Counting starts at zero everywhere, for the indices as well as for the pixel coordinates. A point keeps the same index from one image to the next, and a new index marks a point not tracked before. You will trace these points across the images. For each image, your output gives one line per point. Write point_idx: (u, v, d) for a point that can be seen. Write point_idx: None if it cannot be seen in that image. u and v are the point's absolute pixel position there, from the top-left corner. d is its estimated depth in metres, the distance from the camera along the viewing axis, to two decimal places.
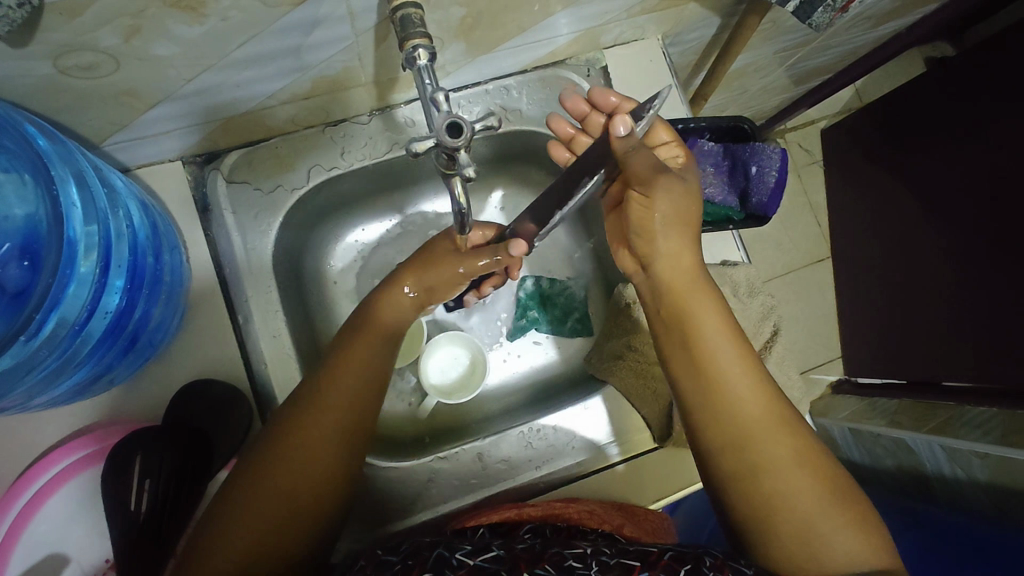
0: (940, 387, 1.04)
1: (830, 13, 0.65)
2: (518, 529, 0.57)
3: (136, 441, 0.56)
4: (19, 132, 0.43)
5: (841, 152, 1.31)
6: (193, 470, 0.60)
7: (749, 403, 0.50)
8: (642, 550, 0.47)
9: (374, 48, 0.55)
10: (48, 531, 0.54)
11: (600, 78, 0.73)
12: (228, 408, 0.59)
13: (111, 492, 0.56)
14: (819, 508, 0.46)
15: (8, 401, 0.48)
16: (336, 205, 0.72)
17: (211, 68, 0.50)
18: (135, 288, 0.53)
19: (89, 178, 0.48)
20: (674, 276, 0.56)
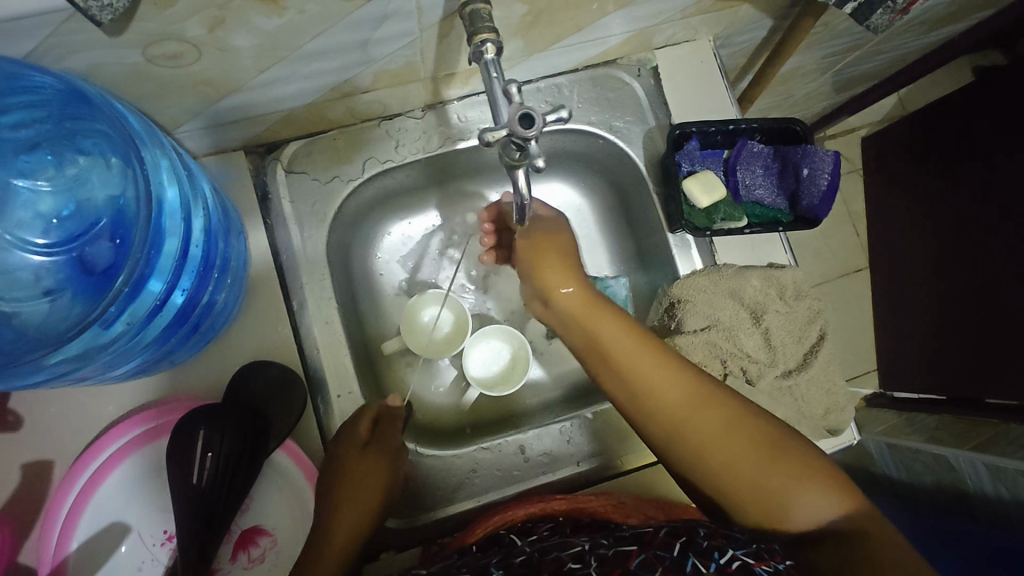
0: (984, 404, 1.01)
1: (888, 17, 0.65)
2: (538, 526, 0.58)
3: (198, 416, 0.56)
4: (114, 115, 0.46)
5: (884, 159, 1.29)
6: (252, 450, 0.58)
7: (666, 397, 0.52)
8: (638, 534, 0.51)
9: (435, 44, 0.56)
10: (113, 503, 0.56)
11: (650, 78, 0.74)
12: (286, 389, 0.60)
13: (174, 468, 0.55)
14: (769, 472, 0.49)
15: (88, 374, 0.51)
16: (385, 197, 0.74)
17: (283, 60, 0.52)
18: (205, 273, 0.55)
19: (174, 161, 0.51)
20: (576, 302, 0.59)
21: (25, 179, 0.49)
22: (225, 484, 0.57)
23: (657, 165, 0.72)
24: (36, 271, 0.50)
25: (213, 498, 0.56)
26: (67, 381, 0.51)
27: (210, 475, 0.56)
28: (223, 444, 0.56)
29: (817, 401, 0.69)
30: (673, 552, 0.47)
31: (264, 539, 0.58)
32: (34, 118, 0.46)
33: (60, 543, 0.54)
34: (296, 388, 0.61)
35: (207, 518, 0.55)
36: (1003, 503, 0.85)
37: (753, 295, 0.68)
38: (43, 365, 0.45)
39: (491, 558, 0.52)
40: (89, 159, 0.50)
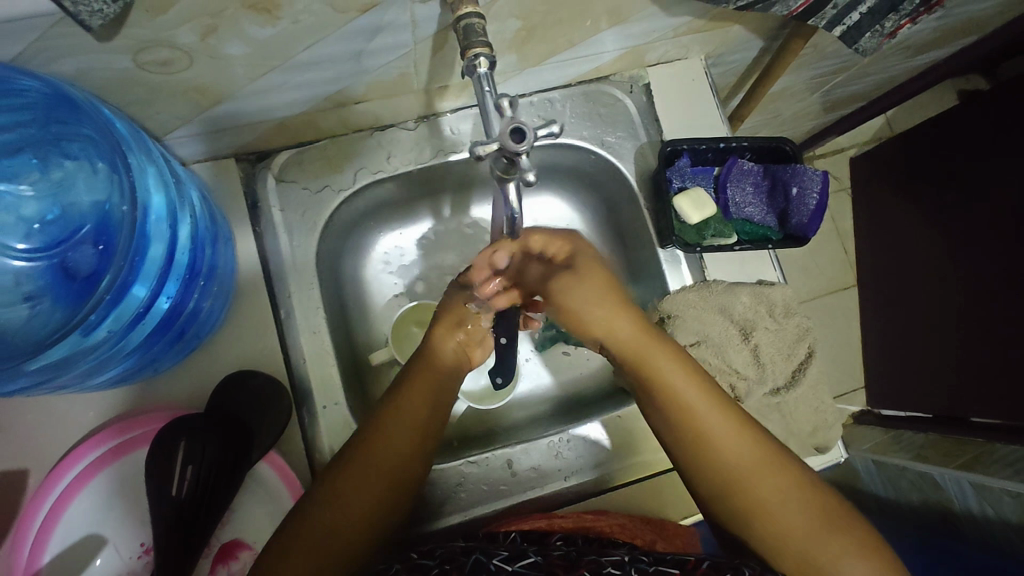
0: (968, 422, 1.02)
1: (877, 39, 0.66)
2: (550, 535, 0.59)
3: (178, 427, 0.56)
4: (100, 119, 0.45)
5: (872, 180, 1.30)
6: (232, 462, 0.58)
7: (732, 456, 0.52)
8: (679, 559, 0.50)
9: (429, 56, 0.57)
10: (86, 516, 0.54)
11: (642, 95, 0.75)
12: (268, 404, 0.59)
13: (153, 481, 0.55)
14: (824, 543, 0.49)
15: (70, 381, 0.50)
16: (376, 207, 0.74)
17: (276, 68, 0.51)
18: (190, 280, 0.55)
19: (161, 166, 0.51)
20: (630, 340, 0.56)
21: (6, 183, 0.48)
22: (205, 496, 0.57)
23: (647, 180, 0.73)
24: (16, 276, 0.49)
25: (189, 510, 0.55)
26: (44, 389, 0.50)
27: (190, 486, 0.55)
28: (206, 454, 0.56)
29: (805, 419, 0.68)
30: None
31: (245, 553, 0.57)
32: (15, 123, 0.45)
33: (33, 554, 0.52)
34: (280, 401, 0.60)
35: (180, 531, 0.54)
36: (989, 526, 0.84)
37: (742, 312, 0.69)
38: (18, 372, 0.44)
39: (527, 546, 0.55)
40: (75, 164, 0.49)
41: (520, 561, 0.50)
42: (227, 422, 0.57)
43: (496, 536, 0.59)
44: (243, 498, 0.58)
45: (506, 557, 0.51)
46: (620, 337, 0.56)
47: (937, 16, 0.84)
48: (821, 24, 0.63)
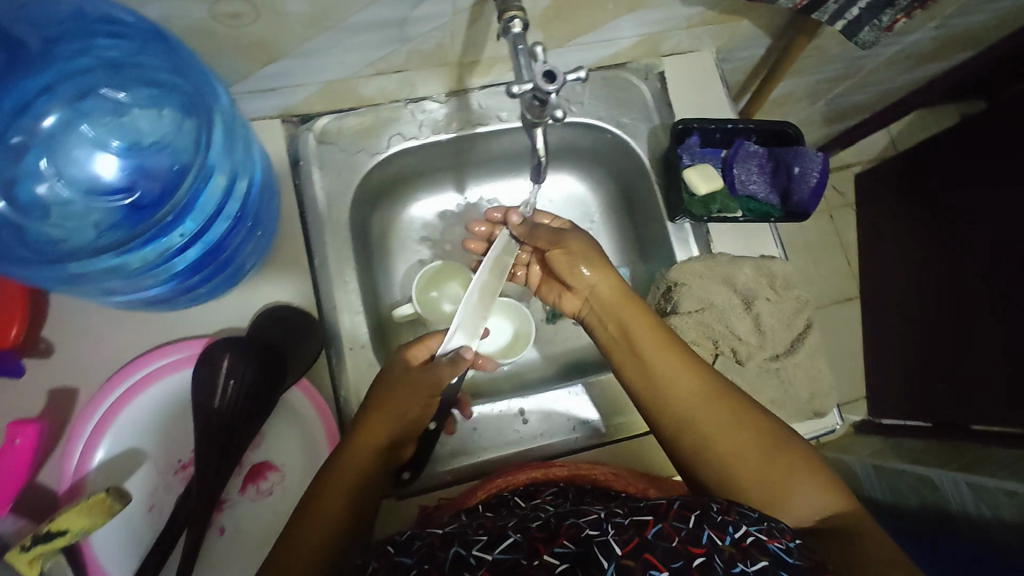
0: (969, 430, 1.04)
1: (875, 33, 0.71)
2: (543, 490, 0.62)
3: (223, 343, 0.60)
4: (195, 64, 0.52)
5: (876, 190, 1.35)
6: (270, 384, 0.61)
7: (682, 395, 0.58)
8: (651, 505, 0.52)
9: (465, 28, 0.62)
10: (132, 432, 0.59)
11: (656, 82, 0.80)
12: (303, 335, 0.64)
13: (199, 394, 0.59)
14: (771, 471, 0.54)
15: (117, 289, 0.56)
16: (405, 176, 0.79)
17: (330, 29, 0.57)
18: (240, 219, 0.60)
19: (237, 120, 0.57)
20: (610, 296, 0.65)
21: (92, 105, 0.53)
22: (239, 414, 0.59)
23: (659, 159, 0.78)
24: (93, 184, 0.54)
25: (226, 420, 0.59)
26: (99, 291, 0.55)
27: (230, 398, 0.59)
28: (245, 375, 0.59)
29: (803, 385, 0.72)
30: (688, 525, 0.49)
31: (273, 474, 0.61)
32: (112, 53, 0.51)
33: (82, 458, 0.57)
34: (314, 333, 0.65)
35: (217, 437, 0.58)
36: (983, 523, 0.85)
37: (744, 283, 0.73)
38: (74, 271, 0.51)
39: (507, 521, 0.54)
40: (154, 99, 0.54)
41: (502, 544, 0.50)
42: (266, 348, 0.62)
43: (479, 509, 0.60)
44: (274, 424, 0.63)
45: (484, 544, 0.50)
46: (600, 291, 0.65)
47: (935, 25, 0.90)
48: (824, 18, 0.69)
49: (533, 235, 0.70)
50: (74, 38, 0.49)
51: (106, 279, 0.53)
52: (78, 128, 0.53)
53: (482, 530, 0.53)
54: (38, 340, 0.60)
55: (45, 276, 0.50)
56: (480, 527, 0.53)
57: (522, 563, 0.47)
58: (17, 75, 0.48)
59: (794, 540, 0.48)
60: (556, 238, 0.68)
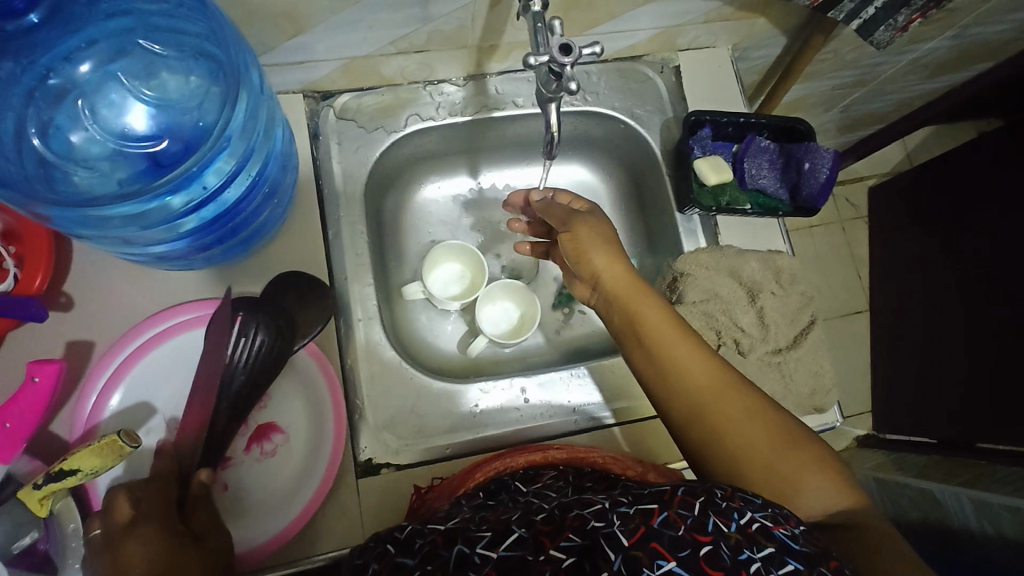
0: (975, 447, 1.04)
1: (890, 33, 0.72)
2: (542, 474, 0.62)
3: (239, 305, 0.62)
4: (230, 36, 0.53)
5: (891, 202, 1.34)
6: (282, 347, 0.62)
7: (693, 376, 0.58)
8: (656, 492, 0.50)
9: (487, 11, 0.64)
10: (143, 384, 0.60)
11: (671, 75, 0.81)
12: (316, 300, 0.65)
13: (213, 343, 0.60)
14: (780, 458, 0.54)
15: (135, 238, 0.57)
16: (420, 157, 0.81)
17: (356, 4, 0.59)
18: (253, 187, 0.62)
19: (263, 95, 0.58)
20: (619, 280, 0.65)
21: (128, 58, 0.55)
22: (252, 369, 0.60)
23: (671, 151, 0.79)
24: (123, 133, 0.56)
25: (238, 377, 0.60)
26: (116, 239, 0.57)
27: (243, 356, 0.60)
28: (257, 332, 0.60)
29: (804, 380, 0.73)
30: (694, 513, 0.47)
31: (278, 436, 0.63)
32: (152, 11, 0.53)
33: (95, 406, 0.59)
34: (325, 298, 0.66)
35: (229, 394, 0.59)
36: (984, 539, 0.85)
37: (750, 275, 0.74)
38: (92, 213, 0.52)
39: (509, 514, 0.52)
40: (184, 60, 0.56)
41: (508, 539, 0.47)
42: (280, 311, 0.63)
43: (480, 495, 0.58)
44: (282, 388, 0.64)
45: (489, 541, 0.47)
46: (605, 277, 0.65)
47: (952, 34, 0.90)
48: (840, 17, 0.70)
49: (548, 210, 0.73)
50: None
51: (121, 226, 0.55)
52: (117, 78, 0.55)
53: (485, 525, 0.50)
54: (59, 293, 0.62)
55: (65, 218, 0.52)
56: (483, 522, 0.50)
57: (529, 560, 0.45)
58: (63, 25, 0.51)
59: (801, 526, 0.47)
60: (568, 218, 0.70)
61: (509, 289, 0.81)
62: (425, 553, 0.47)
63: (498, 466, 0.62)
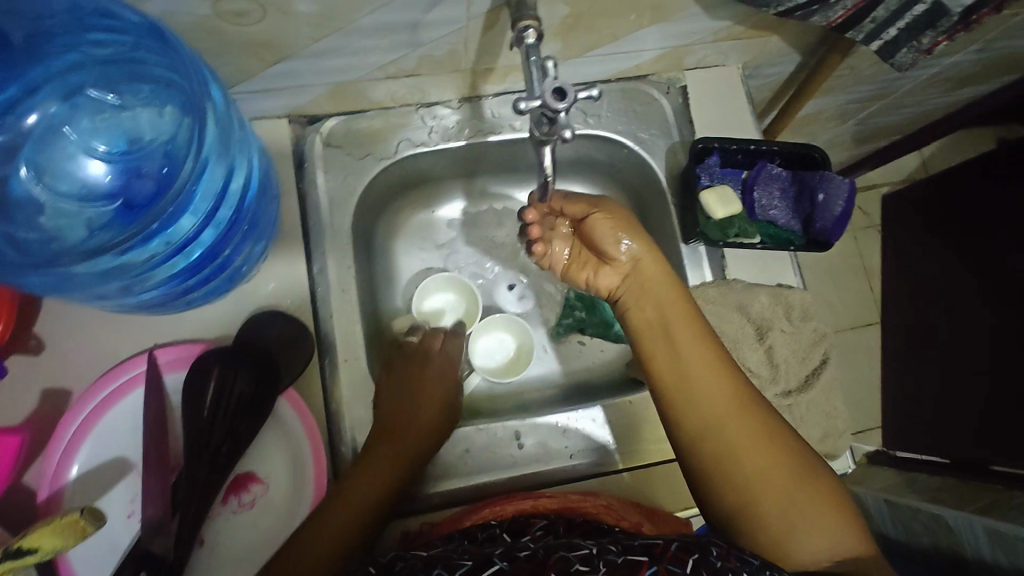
0: (987, 469, 0.98)
1: (913, 55, 0.67)
2: (531, 525, 0.58)
3: (214, 355, 0.60)
4: (189, 66, 0.50)
5: (904, 213, 1.28)
6: (260, 396, 0.60)
7: (712, 396, 0.52)
8: (646, 544, 0.48)
9: (480, 34, 0.60)
10: (109, 445, 0.58)
11: (678, 96, 0.77)
12: (294, 343, 0.62)
13: (186, 401, 0.58)
14: (795, 497, 0.48)
15: (112, 293, 0.54)
16: (412, 182, 0.77)
17: (338, 31, 0.55)
18: (233, 227, 0.58)
19: (231, 124, 0.55)
20: (651, 276, 0.60)
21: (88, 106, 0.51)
22: (230, 423, 0.59)
23: (677, 178, 0.75)
24: (83, 190, 0.52)
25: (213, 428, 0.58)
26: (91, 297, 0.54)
27: (217, 408, 0.58)
28: (235, 385, 0.59)
29: (815, 423, 0.69)
30: (686, 571, 0.44)
31: (256, 487, 0.60)
32: (103, 52, 0.50)
33: (63, 462, 0.56)
34: (303, 341, 0.63)
35: (203, 448, 0.58)
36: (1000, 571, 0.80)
37: (759, 311, 0.70)
38: (71, 274, 0.51)
39: (492, 549, 0.51)
40: (147, 98, 0.52)
41: (487, 571, 0.46)
42: (255, 355, 0.60)
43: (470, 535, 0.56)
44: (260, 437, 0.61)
45: (470, 568, 0.47)
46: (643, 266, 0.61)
47: (976, 48, 0.84)
48: (859, 38, 0.66)
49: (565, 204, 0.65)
50: (58, 36, 0.47)
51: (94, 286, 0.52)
52: (65, 133, 0.51)
53: (467, 554, 0.50)
54: (29, 335, 0.59)
55: (42, 280, 0.50)
56: (466, 553, 0.50)
57: None
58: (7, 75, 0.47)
59: None
60: (597, 203, 0.63)
61: (508, 323, 0.78)
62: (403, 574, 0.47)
63: (484, 514, 0.59)
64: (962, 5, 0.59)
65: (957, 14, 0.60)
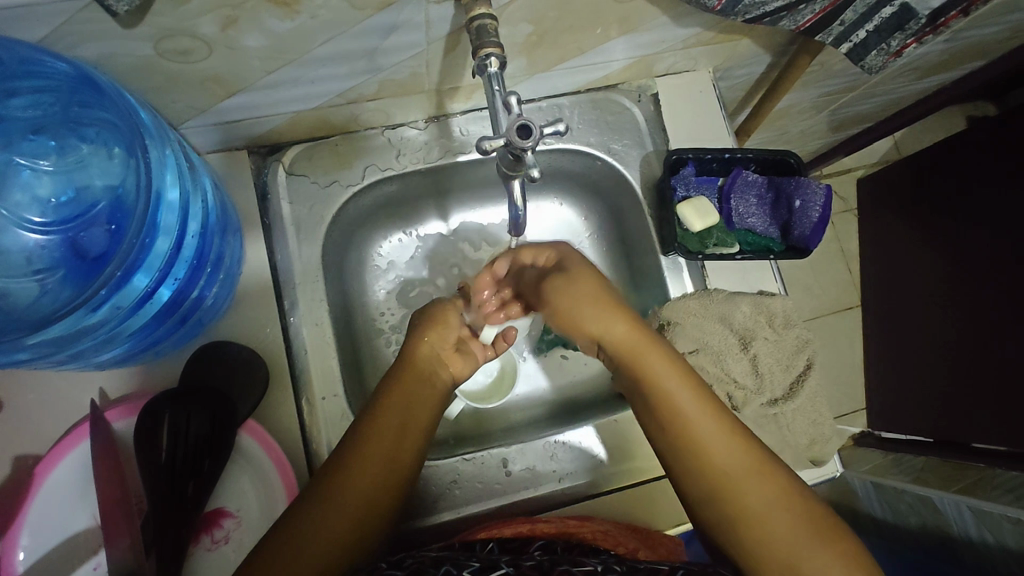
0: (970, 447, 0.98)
1: (883, 57, 0.67)
2: (530, 544, 0.56)
3: (163, 400, 0.58)
4: (123, 104, 0.46)
5: (877, 197, 1.27)
6: (218, 432, 0.58)
7: (701, 424, 0.52)
8: (652, 568, 0.49)
9: (443, 56, 0.58)
10: (60, 502, 0.55)
11: (650, 104, 0.76)
12: (248, 370, 0.60)
13: (138, 445, 0.56)
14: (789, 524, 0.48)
15: (77, 356, 0.52)
16: (381, 206, 0.74)
17: (292, 62, 0.52)
18: (196, 269, 0.55)
19: (181, 160, 0.52)
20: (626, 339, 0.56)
21: (29, 164, 0.49)
22: (191, 462, 0.57)
23: (652, 189, 0.74)
24: (28, 253, 0.50)
25: (174, 470, 0.56)
26: (50, 365, 0.51)
27: (174, 449, 0.56)
28: (190, 426, 0.57)
29: (801, 430, 0.69)
30: None
31: (228, 522, 0.58)
32: (34, 114, 0.46)
33: (35, 528, 0.54)
34: (257, 365, 0.61)
35: (167, 494, 0.55)
36: (985, 549, 0.81)
37: (742, 322, 0.69)
38: (21, 347, 0.45)
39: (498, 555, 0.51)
40: (91, 147, 0.50)
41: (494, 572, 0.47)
42: (205, 392, 0.59)
43: (474, 546, 0.56)
44: (228, 471, 0.59)
45: (476, 569, 0.47)
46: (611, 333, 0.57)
47: (946, 39, 0.81)
48: (828, 40, 0.63)
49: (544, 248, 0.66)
50: None
51: (53, 354, 0.49)
52: None
53: (473, 557, 0.50)
54: None
55: None
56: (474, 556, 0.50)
57: None
58: None
59: None
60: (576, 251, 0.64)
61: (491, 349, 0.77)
62: (411, 571, 0.47)
63: (483, 534, 0.57)
64: (929, 9, 0.58)
65: (926, 15, 0.60)
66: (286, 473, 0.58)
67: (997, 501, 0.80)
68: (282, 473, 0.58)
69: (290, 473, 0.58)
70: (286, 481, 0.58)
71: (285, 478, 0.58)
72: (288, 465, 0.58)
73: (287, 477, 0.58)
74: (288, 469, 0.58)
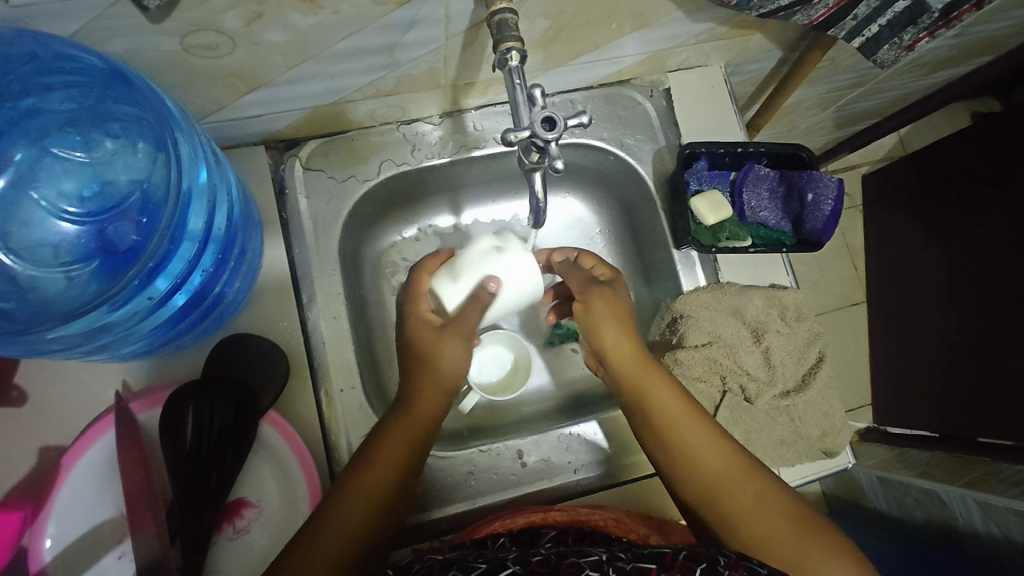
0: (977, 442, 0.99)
1: (894, 51, 0.68)
2: (540, 538, 0.57)
3: (187, 392, 0.58)
4: (154, 97, 0.47)
5: (884, 193, 1.27)
6: (242, 423, 0.58)
7: (693, 437, 0.57)
8: (657, 552, 0.48)
9: (460, 51, 0.58)
10: (86, 491, 0.56)
11: (662, 99, 0.76)
12: (268, 361, 0.61)
13: (164, 437, 0.57)
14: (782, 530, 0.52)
15: (102, 348, 0.52)
16: (395, 201, 0.75)
17: (313, 57, 0.53)
18: (220, 265, 0.56)
19: (207, 156, 0.52)
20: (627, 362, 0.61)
21: (58, 157, 0.49)
22: (215, 453, 0.57)
23: (665, 183, 0.74)
24: (56, 246, 0.50)
25: (198, 460, 0.56)
26: (76, 356, 0.52)
27: (200, 440, 0.56)
28: (214, 418, 0.57)
29: (813, 422, 0.69)
30: None
31: (249, 511, 0.59)
32: (65, 107, 0.47)
33: (61, 516, 0.55)
34: (277, 357, 0.61)
35: (194, 485, 0.56)
36: (993, 541, 0.81)
37: (754, 314, 0.70)
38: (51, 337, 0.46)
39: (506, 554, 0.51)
40: (117, 142, 0.50)
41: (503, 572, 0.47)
42: (228, 384, 0.59)
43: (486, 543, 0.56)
44: (249, 463, 0.60)
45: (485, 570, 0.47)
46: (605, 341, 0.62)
47: (955, 35, 0.82)
48: (841, 35, 0.64)
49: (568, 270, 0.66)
50: (20, 95, 0.45)
51: (81, 346, 0.49)
52: (27, 192, 0.49)
53: (481, 558, 0.49)
54: (11, 387, 0.57)
55: (15, 350, 0.46)
56: (482, 556, 0.50)
57: None
58: None
59: None
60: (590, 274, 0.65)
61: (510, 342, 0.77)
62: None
63: (496, 528, 0.58)
64: (942, 2, 0.59)
65: (938, 10, 0.61)
66: (307, 462, 0.59)
67: (1005, 494, 0.81)
68: (302, 462, 0.59)
69: (310, 461, 0.59)
70: (307, 471, 0.59)
71: (305, 468, 0.59)
72: (307, 455, 0.59)
73: (309, 468, 0.59)
74: (309, 459, 0.59)
